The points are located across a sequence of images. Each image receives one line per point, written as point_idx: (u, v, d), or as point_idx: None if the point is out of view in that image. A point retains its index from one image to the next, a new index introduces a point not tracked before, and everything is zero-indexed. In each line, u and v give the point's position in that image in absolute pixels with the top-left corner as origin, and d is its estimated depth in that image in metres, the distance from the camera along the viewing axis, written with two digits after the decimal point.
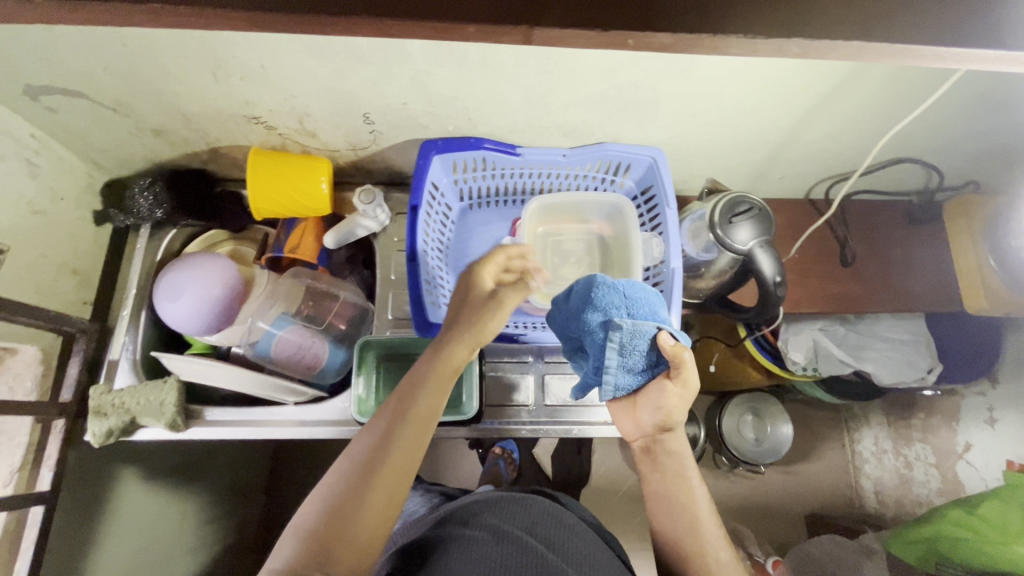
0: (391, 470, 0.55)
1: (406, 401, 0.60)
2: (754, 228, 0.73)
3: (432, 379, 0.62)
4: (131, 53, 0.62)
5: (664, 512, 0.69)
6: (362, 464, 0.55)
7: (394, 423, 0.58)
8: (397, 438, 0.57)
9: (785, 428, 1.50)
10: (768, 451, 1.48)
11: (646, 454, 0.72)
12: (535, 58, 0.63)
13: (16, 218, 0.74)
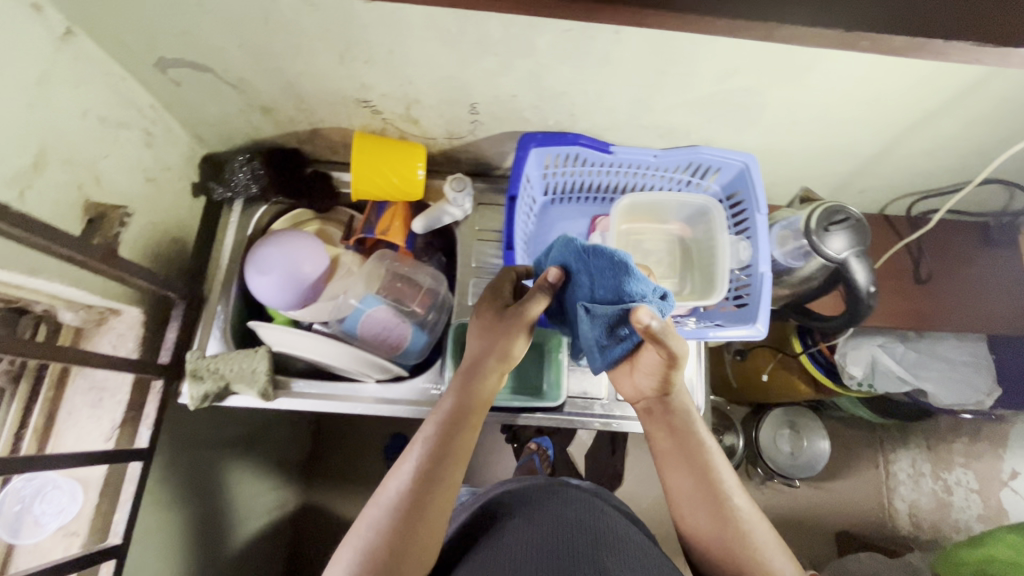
0: (438, 507, 0.59)
1: (447, 437, 0.62)
2: (850, 237, 0.74)
3: (467, 412, 0.64)
4: (270, 32, 0.64)
5: (684, 494, 0.67)
6: (410, 502, 0.58)
7: (437, 459, 0.61)
8: (441, 476, 0.60)
9: (822, 444, 1.47)
10: (803, 466, 1.45)
11: (656, 424, 0.71)
12: (658, 57, 0.64)
13: (133, 184, 0.77)
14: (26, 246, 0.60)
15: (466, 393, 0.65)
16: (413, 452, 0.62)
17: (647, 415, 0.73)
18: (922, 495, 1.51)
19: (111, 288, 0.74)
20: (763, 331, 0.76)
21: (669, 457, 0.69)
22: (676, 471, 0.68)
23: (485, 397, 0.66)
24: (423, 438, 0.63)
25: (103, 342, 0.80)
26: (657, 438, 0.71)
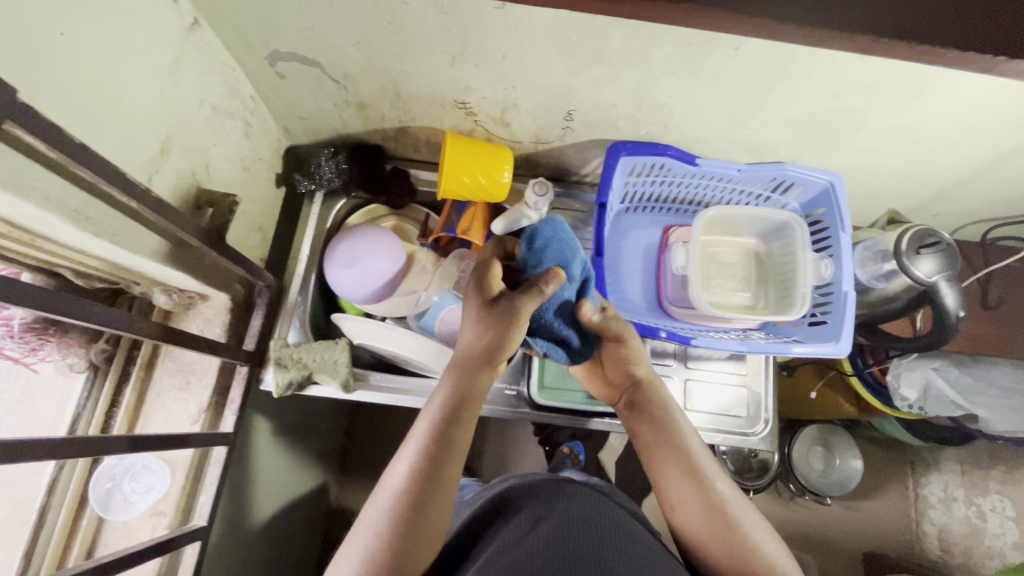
0: (439, 506, 0.55)
1: (445, 433, 0.58)
2: (940, 262, 0.74)
3: (463, 407, 0.60)
4: (391, 32, 0.65)
5: (676, 488, 0.66)
6: (411, 504, 0.54)
7: (437, 456, 0.56)
8: (441, 475, 0.56)
9: (856, 463, 1.39)
10: (835, 485, 1.37)
11: (638, 418, 0.73)
12: (770, 75, 0.65)
13: (232, 173, 0.78)
14: (149, 230, 0.61)
15: (461, 387, 0.61)
16: (408, 451, 0.57)
17: (626, 410, 0.75)
18: (952, 519, 1.44)
19: (209, 274, 0.75)
20: (847, 348, 0.77)
21: (657, 449, 0.69)
22: (665, 464, 0.68)
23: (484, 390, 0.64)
24: (418, 435, 0.58)
25: (191, 326, 0.81)
26: (642, 432, 0.71)
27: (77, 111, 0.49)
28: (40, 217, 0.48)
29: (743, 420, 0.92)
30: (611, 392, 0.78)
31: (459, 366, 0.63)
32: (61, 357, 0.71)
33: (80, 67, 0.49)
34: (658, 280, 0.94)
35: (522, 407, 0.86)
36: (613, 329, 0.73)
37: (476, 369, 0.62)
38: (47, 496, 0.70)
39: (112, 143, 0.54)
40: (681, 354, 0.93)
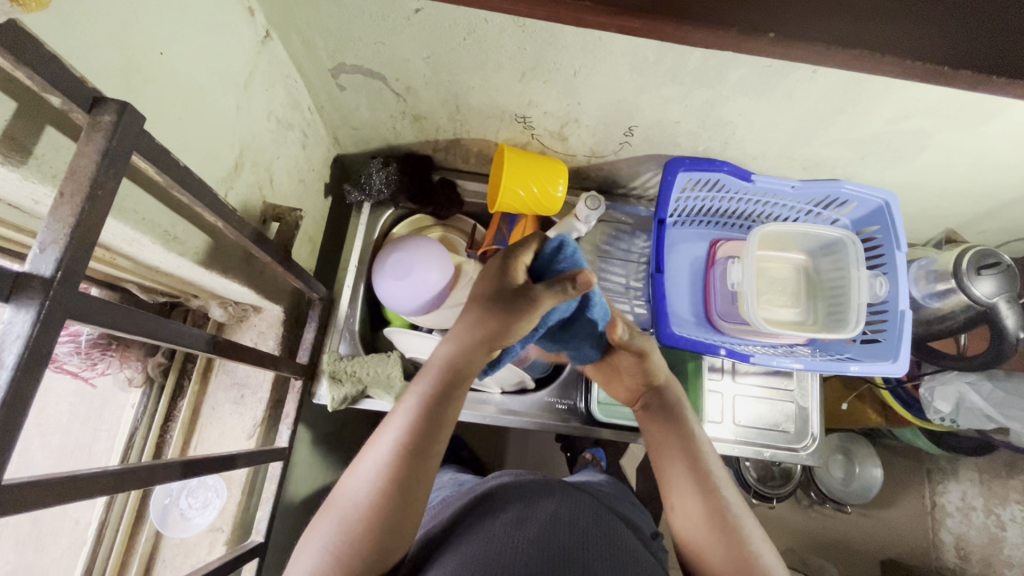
0: (414, 503, 0.52)
1: (426, 423, 0.54)
2: (1003, 283, 0.74)
3: (447, 396, 0.56)
4: (464, 47, 0.64)
5: (678, 491, 0.62)
6: (386, 499, 0.50)
7: (417, 449, 0.52)
8: (418, 470, 0.52)
9: (875, 471, 1.39)
10: (855, 493, 1.37)
11: (653, 420, 0.68)
12: (844, 96, 0.65)
13: (290, 185, 0.77)
14: (221, 246, 0.60)
15: (449, 375, 0.57)
16: (386, 440, 0.53)
17: (643, 411, 0.69)
18: (970, 529, 1.38)
19: (267, 287, 0.75)
20: (905, 367, 0.78)
21: (665, 451, 0.65)
22: (672, 467, 0.63)
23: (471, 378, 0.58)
24: (398, 423, 0.54)
25: (245, 339, 0.80)
26: (654, 434, 0.67)
27: (170, 131, 0.49)
28: (133, 237, 0.47)
29: (791, 435, 0.91)
30: (628, 391, 0.72)
31: (451, 350, 0.58)
32: (120, 370, 0.71)
33: (175, 86, 0.48)
34: (706, 295, 0.94)
35: (576, 422, 0.86)
36: (635, 345, 0.64)
37: (467, 359, 0.58)
38: (105, 512, 0.69)
39: (196, 162, 0.53)
40: (729, 368, 0.93)
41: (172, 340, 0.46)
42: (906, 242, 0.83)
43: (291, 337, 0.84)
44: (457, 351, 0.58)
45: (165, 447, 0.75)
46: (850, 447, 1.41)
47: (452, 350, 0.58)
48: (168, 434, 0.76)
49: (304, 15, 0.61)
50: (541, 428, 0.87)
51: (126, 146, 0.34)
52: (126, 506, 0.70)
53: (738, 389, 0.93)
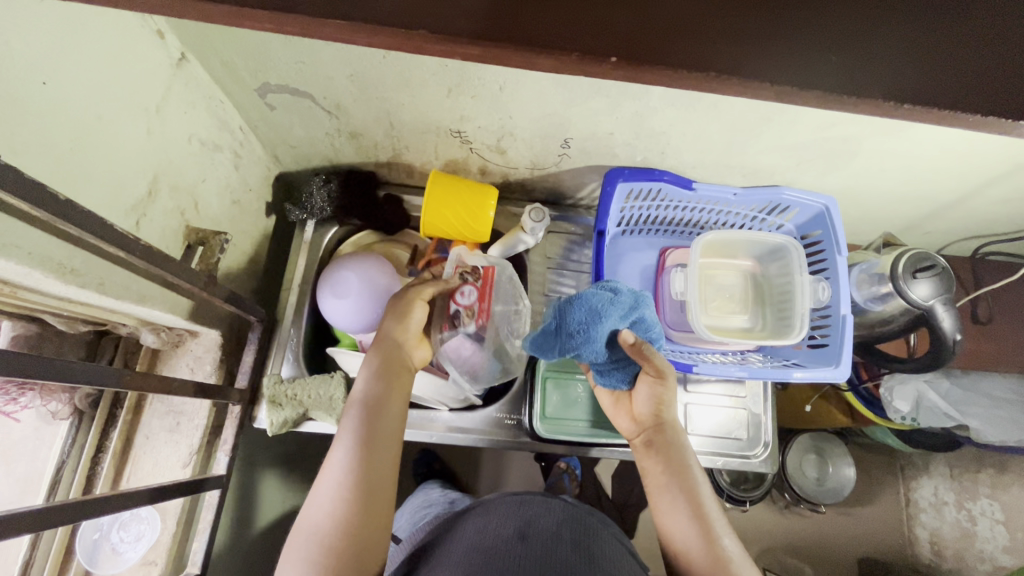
0: (382, 501, 0.55)
1: (367, 442, 0.57)
2: (936, 286, 0.75)
3: (380, 412, 0.60)
4: (385, 64, 0.62)
5: (680, 531, 0.60)
6: (345, 520, 0.52)
7: (365, 464, 0.55)
8: (370, 481, 0.55)
9: (846, 469, 1.35)
10: (830, 492, 1.32)
11: (651, 454, 0.67)
12: (767, 107, 0.64)
13: (220, 208, 0.76)
14: (136, 275, 0.59)
15: (378, 394, 0.61)
16: (332, 471, 0.55)
17: (641, 444, 0.69)
18: (943, 525, 1.38)
19: (199, 311, 0.73)
20: (846, 373, 0.78)
21: (662, 487, 0.64)
22: (667, 502, 0.63)
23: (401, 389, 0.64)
24: (339, 455, 0.56)
25: (180, 365, 0.78)
26: (651, 468, 0.66)
27: (53, 163, 0.47)
28: (22, 272, 0.46)
29: (743, 443, 0.91)
30: (631, 425, 0.71)
31: (373, 372, 0.63)
32: (43, 404, 0.69)
33: (59, 116, 0.47)
34: (656, 304, 0.93)
35: (525, 437, 0.85)
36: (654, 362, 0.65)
37: (388, 377, 0.63)
38: (31, 550, 0.67)
39: (92, 192, 0.52)
40: (681, 376, 0.93)
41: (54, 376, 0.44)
42: (847, 246, 0.84)
43: (230, 360, 0.82)
44: (374, 374, 0.63)
45: (96, 479, 0.73)
46: (821, 445, 1.36)
47: (371, 377, 0.62)
48: (98, 467, 0.73)
49: (214, 37, 0.59)
50: (491, 444, 0.86)
51: None
52: (53, 544, 0.68)
53: (690, 397, 0.92)
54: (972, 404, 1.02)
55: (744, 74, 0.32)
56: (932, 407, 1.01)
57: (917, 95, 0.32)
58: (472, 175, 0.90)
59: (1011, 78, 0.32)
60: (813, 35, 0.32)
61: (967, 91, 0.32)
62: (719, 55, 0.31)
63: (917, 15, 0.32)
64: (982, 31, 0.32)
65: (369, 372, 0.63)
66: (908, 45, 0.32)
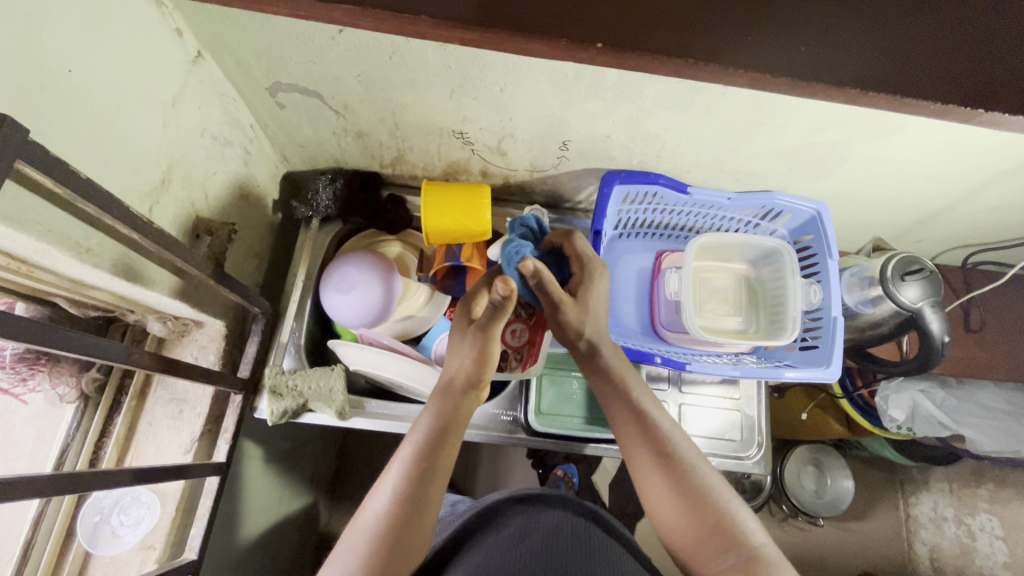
0: (436, 494, 0.58)
1: (430, 454, 0.59)
2: (923, 289, 0.77)
3: (448, 429, 0.62)
4: (391, 64, 0.65)
5: (657, 490, 0.61)
6: (395, 523, 0.54)
7: (422, 473, 0.58)
8: (424, 490, 0.57)
9: (846, 482, 1.26)
10: (826, 506, 1.24)
11: (635, 440, 0.64)
12: (756, 111, 0.67)
13: (228, 202, 0.79)
14: (147, 259, 0.62)
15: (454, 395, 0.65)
16: (391, 474, 0.58)
17: (625, 430, 0.66)
18: (943, 539, 1.35)
19: (205, 301, 0.75)
20: (837, 373, 0.80)
21: (650, 472, 0.62)
22: (658, 485, 0.61)
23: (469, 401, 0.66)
24: (400, 460, 0.59)
25: (185, 354, 0.81)
26: (638, 454, 0.64)
27: (76, 148, 0.50)
28: (42, 249, 0.49)
29: (737, 444, 0.92)
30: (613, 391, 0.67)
31: (448, 390, 0.66)
32: (51, 386, 0.71)
33: (84, 106, 0.50)
34: (652, 306, 0.95)
35: (521, 432, 0.86)
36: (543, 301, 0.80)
37: (461, 396, 0.66)
38: (33, 529, 0.68)
39: (111, 178, 0.55)
40: (675, 377, 0.94)
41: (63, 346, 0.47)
42: (839, 250, 0.86)
43: (234, 351, 0.84)
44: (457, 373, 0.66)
45: (98, 463, 0.74)
46: (821, 459, 1.28)
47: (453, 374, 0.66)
48: (102, 451, 0.75)
49: (230, 36, 0.62)
50: (488, 440, 0.87)
51: (5, 157, 0.36)
52: (55, 525, 0.69)
53: (683, 397, 0.93)
54: (966, 413, 1.00)
55: (721, 62, 0.34)
56: (928, 417, 0.99)
57: (880, 86, 0.34)
58: (473, 176, 0.93)
59: (962, 72, 0.35)
60: (786, 31, 0.34)
61: (928, 81, 0.34)
62: (698, 41, 0.34)
63: (881, 17, 0.35)
64: (936, 29, 0.35)
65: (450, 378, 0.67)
66: (873, 44, 0.34)
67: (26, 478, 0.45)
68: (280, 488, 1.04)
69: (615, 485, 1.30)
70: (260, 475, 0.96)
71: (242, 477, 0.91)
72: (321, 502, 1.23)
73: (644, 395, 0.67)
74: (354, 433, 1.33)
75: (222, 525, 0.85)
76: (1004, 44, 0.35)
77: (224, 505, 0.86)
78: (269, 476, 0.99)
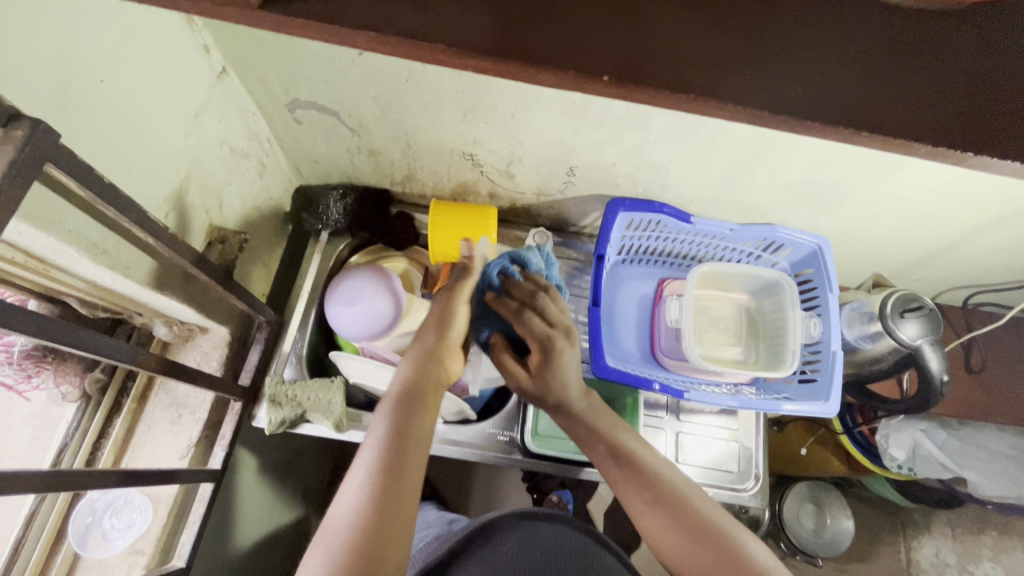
0: (410, 467, 0.56)
1: (396, 440, 0.57)
2: (922, 326, 0.77)
3: (416, 409, 0.61)
4: (407, 86, 0.67)
5: (660, 529, 0.62)
6: (370, 509, 0.51)
7: (392, 457, 0.55)
8: (400, 474, 0.54)
9: (847, 522, 1.23)
10: (826, 546, 1.21)
11: (625, 479, 0.66)
12: (759, 145, 0.68)
13: (240, 211, 0.81)
14: (157, 262, 0.63)
15: (419, 378, 0.64)
16: (361, 462, 0.55)
17: (607, 469, 0.67)
18: None
19: (212, 308, 0.77)
20: (835, 408, 0.80)
21: (645, 513, 0.63)
22: (654, 522, 0.62)
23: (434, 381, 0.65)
24: (370, 448, 0.56)
25: (188, 358, 0.82)
26: (636, 500, 0.64)
27: (101, 154, 0.52)
28: (59, 249, 0.50)
29: (734, 475, 0.91)
30: (597, 448, 0.69)
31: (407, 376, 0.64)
32: (55, 385, 0.72)
33: (111, 113, 0.52)
34: (652, 332, 0.95)
35: (517, 453, 0.86)
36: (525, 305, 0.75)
37: (427, 373, 0.65)
38: (24, 529, 0.68)
39: (130, 182, 0.57)
40: (673, 405, 0.94)
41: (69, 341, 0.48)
42: (839, 285, 0.86)
43: (236, 358, 0.85)
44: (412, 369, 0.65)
45: (94, 464, 0.75)
46: (821, 497, 1.25)
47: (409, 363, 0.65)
48: (99, 452, 0.76)
49: (254, 54, 0.65)
50: (483, 459, 0.86)
51: (37, 158, 0.37)
52: (48, 522, 0.70)
53: (681, 425, 0.93)
54: (968, 455, 0.98)
55: (722, 98, 0.35)
56: (929, 457, 0.97)
57: (870, 126, 0.36)
58: (480, 197, 0.95)
59: (951, 117, 0.36)
60: (784, 72, 0.36)
61: (922, 125, 0.36)
62: (696, 76, 0.36)
63: (873, 66, 0.36)
64: (923, 78, 0.36)
65: (412, 363, 0.65)
66: (870, 90, 0.36)
67: (25, 472, 0.46)
68: (272, 499, 1.03)
69: (609, 514, 1.28)
70: (252, 484, 0.95)
71: (237, 486, 0.91)
72: (312, 516, 1.22)
73: (628, 438, 0.69)
74: (349, 447, 1.32)
75: (212, 534, 0.84)
76: (988, 94, 0.36)
77: (216, 512, 0.86)
78: (262, 486, 0.99)
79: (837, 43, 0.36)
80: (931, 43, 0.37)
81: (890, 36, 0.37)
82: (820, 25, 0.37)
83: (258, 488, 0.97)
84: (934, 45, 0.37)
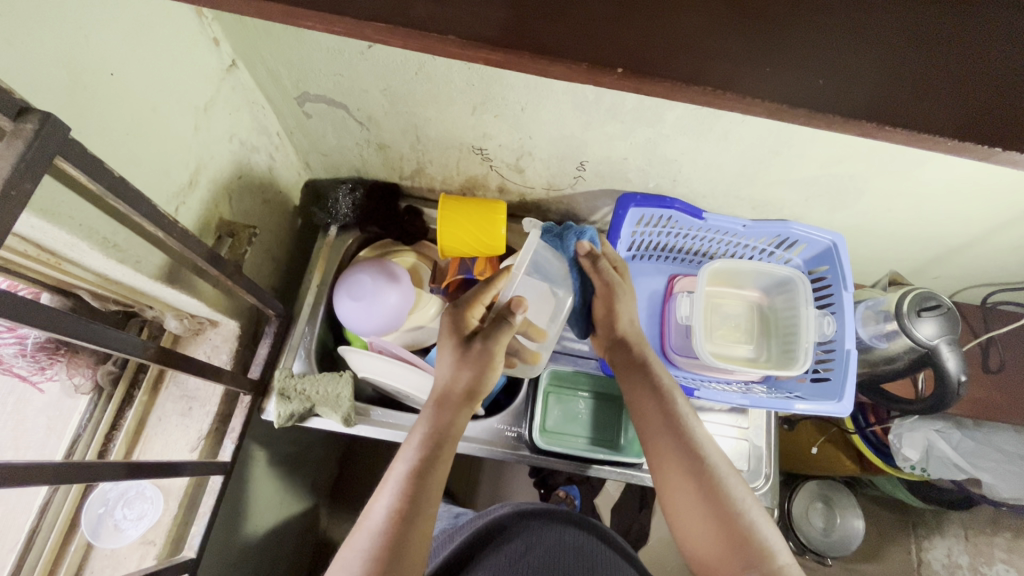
0: (428, 499, 0.59)
1: (419, 472, 0.60)
2: (940, 326, 0.76)
3: (441, 447, 0.64)
4: (416, 78, 0.66)
5: (684, 507, 0.64)
6: (391, 536, 0.55)
7: (419, 491, 0.59)
8: (420, 508, 0.58)
9: (857, 521, 1.21)
10: (836, 546, 1.19)
11: (670, 449, 0.67)
12: (773, 139, 0.67)
13: (250, 206, 0.81)
14: (169, 257, 0.63)
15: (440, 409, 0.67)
16: (385, 493, 0.59)
17: (658, 438, 0.69)
18: None
19: (222, 301, 0.77)
20: (848, 407, 0.78)
21: (680, 481, 0.65)
22: (685, 493, 0.64)
23: (458, 425, 0.67)
24: (393, 480, 0.60)
25: (199, 351, 0.82)
26: (672, 468, 0.66)
27: (111, 148, 0.52)
28: (71, 242, 0.50)
29: (744, 474, 0.90)
30: (652, 408, 0.71)
31: (434, 407, 0.67)
32: (68, 376, 0.73)
33: (121, 107, 0.52)
34: (663, 328, 0.94)
35: (526, 449, 0.85)
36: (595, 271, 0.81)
37: (451, 408, 0.67)
38: (38, 519, 0.70)
39: (140, 177, 0.57)
40: (683, 403, 0.93)
41: (81, 334, 0.48)
42: (855, 283, 0.85)
43: (245, 352, 0.85)
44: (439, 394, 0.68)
45: (106, 455, 0.76)
46: (832, 496, 1.23)
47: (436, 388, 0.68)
48: (111, 443, 0.77)
49: (262, 45, 0.64)
50: (491, 455, 0.86)
51: (46, 153, 0.37)
52: (62, 512, 0.71)
53: None
54: (984, 455, 0.96)
55: (737, 92, 0.35)
56: (942, 457, 0.95)
57: (891, 119, 0.35)
58: (490, 191, 0.94)
59: (974, 111, 0.35)
60: (804, 64, 0.35)
61: (947, 118, 0.35)
62: (715, 69, 0.35)
63: (894, 56, 0.35)
64: (949, 69, 0.35)
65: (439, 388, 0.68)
66: (889, 83, 0.35)
67: (36, 464, 0.46)
68: (282, 490, 1.04)
69: (616, 510, 1.28)
70: (261, 475, 0.96)
71: (247, 478, 0.91)
72: (321, 508, 1.22)
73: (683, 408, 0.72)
74: (358, 440, 1.33)
75: (222, 526, 0.85)
76: (1014, 90, 0.35)
77: (227, 503, 0.86)
78: (271, 478, 0.99)
79: (858, 33, 0.35)
80: (956, 32, 0.35)
81: (915, 26, 0.36)
82: (841, 12, 0.35)
83: (266, 479, 0.97)
84: (963, 34, 0.35)
